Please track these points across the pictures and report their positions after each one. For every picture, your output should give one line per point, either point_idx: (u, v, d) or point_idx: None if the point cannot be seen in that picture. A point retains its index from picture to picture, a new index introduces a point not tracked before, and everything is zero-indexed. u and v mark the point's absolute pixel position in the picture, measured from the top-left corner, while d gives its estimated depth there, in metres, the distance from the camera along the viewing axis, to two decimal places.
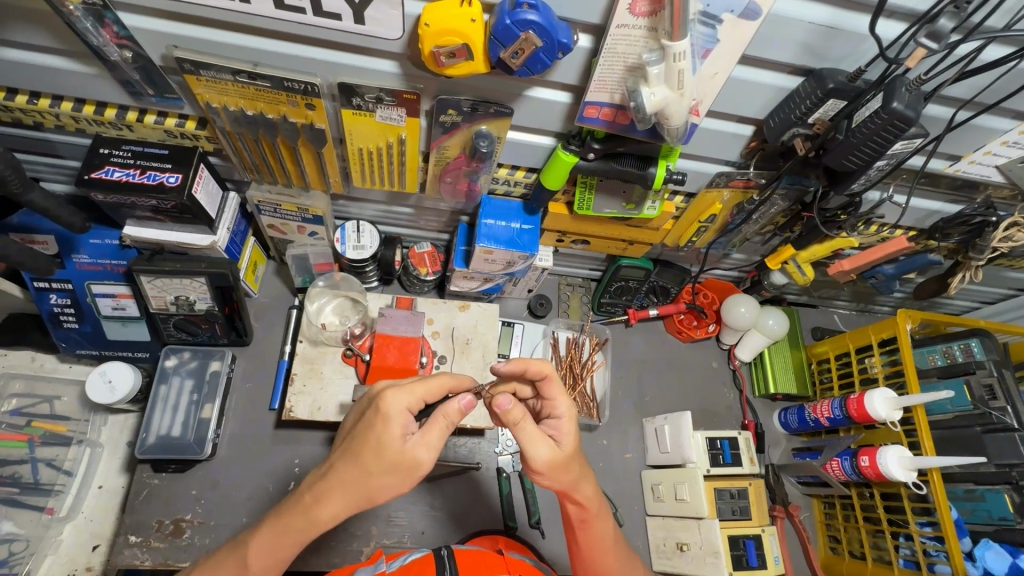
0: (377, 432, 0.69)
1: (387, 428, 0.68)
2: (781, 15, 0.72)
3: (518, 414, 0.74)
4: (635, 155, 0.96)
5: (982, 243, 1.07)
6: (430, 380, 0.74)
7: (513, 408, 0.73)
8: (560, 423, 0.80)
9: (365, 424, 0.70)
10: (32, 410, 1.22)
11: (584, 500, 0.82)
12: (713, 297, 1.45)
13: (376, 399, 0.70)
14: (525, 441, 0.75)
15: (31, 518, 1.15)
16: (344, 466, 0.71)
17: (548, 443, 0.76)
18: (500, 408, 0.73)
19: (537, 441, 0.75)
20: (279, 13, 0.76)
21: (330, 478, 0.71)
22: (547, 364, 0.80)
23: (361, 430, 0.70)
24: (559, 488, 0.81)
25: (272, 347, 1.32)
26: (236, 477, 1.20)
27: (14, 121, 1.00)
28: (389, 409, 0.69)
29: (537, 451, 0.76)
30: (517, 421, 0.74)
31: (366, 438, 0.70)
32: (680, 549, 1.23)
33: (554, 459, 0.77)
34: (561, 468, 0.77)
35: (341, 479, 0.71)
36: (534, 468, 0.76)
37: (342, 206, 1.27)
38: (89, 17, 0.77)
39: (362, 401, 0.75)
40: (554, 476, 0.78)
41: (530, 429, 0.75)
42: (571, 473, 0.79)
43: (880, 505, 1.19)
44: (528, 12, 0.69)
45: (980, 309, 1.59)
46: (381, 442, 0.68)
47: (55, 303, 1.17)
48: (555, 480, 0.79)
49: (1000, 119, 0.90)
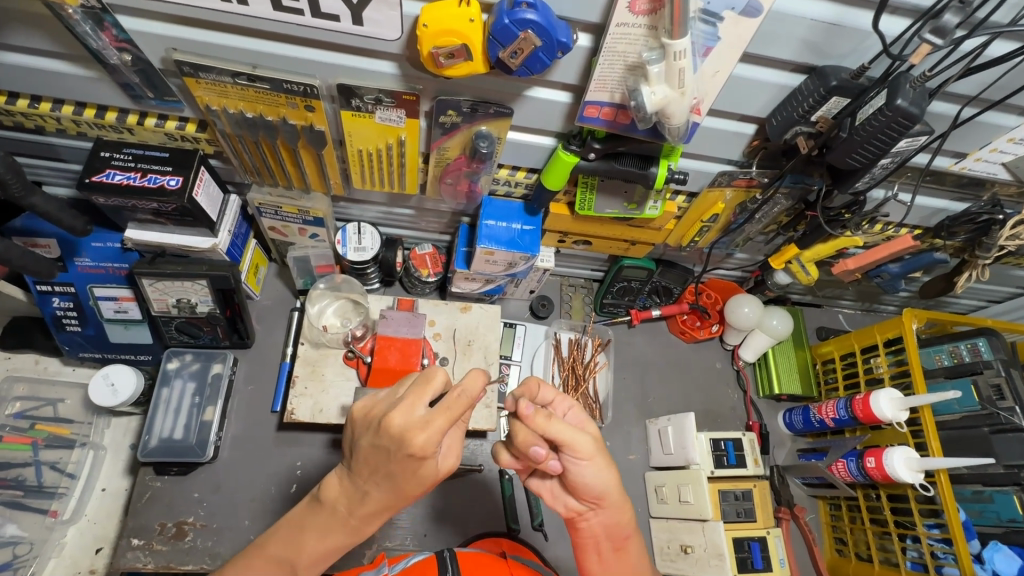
0: (414, 468, 0.66)
1: (427, 459, 0.66)
2: (782, 12, 0.71)
3: (545, 413, 0.73)
4: (636, 154, 0.95)
5: (990, 241, 1.06)
6: (454, 403, 0.66)
7: (535, 411, 0.74)
8: (574, 416, 0.84)
9: (396, 465, 0.66)
10: (37, 413, 1.22)
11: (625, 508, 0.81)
12: (715, 298, 1.45)
13: (407, 442, 0.64)
14: (571, 438, 0.73)
15: (35, 520, 1.16)
16: (381, 493, 0.70)
17: (584, 430, 0.75)
18: (524, 412, 0.73)
19: (575, 430, 0.74)
20: (277, 15, 0.76)
21: (369, 505, 0.71)
22: (536, 376, 0.83)
23: (397, 469, 0.67)
24: (609, 488, 0.78)
25: (274, 349, 1.32)
26: (239, 479, 1.20)
27: (17, 125, 1.01)
28: (425, 451, 0.64)
29: (580, 438, 0.74)
30: (552, 417, 0.72)
31: (406, 475, 0.67)
32: (684, 551, 1.22)
33: (596, 442, 0.76)
34: (606, 451, 0.77)
35: (380, 503, 0.71)
36: (585, 455, 0.74)
37: (344, 208, 1.27)
38: (88, 20, 0.78)
39: (384, 439, 0.65)
40: (604, 463, 0.77)
41: (565, 422, 0.74)
42: (611, 460, 0.79)
43: (887, 506, 1.18)
44: (527, 11, 0.68)
45: (986, 308, 1.57)
46: (420, 473, 0.67)
47: (58, 306, 1.18)
48: (607, 472, 0.77)
49: (1006, 116, 0.89)
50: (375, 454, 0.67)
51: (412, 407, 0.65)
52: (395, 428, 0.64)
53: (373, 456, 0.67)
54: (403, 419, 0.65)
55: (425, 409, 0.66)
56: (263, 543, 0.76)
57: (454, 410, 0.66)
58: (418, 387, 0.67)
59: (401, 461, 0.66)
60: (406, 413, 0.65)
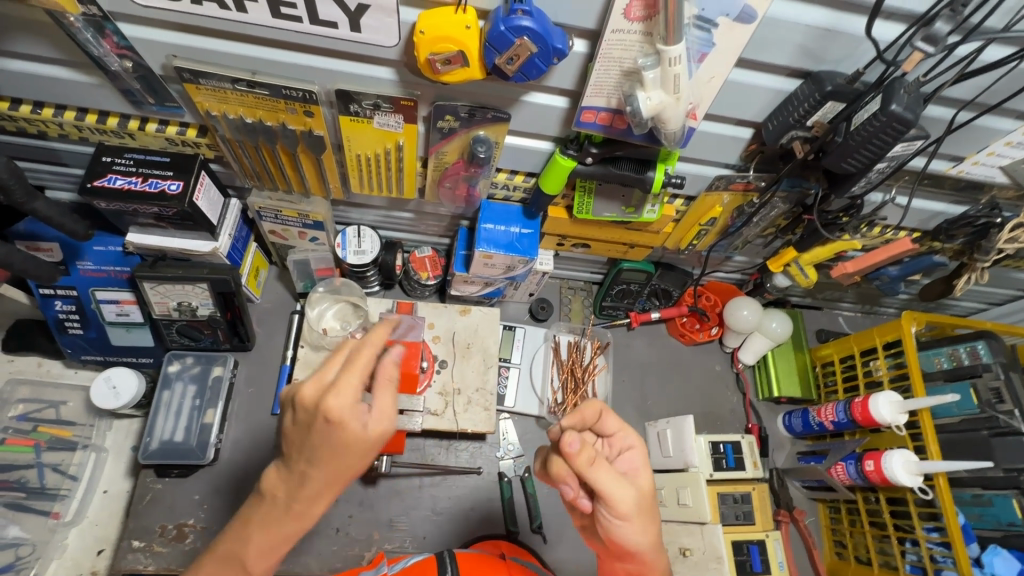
0: (335, 434, 0.61)
1: (350, 420, 0.61)
2: (776, 18, 0.72)
3: (586, 458, 0.70)
4: (633, 158, 0.95)
5: (988, 244, 1.06)
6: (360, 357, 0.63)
7: (580, 451, 0.70)
8: (631, 457, 0.80)
9: (317, 435, 0.62)
10: (39, 416, 1.23)
11: (660, 568, 0.77)
12: (714, 300, 1.45)
13: (319, 406, 0.61)
14: (608, 488, 0.70)
15: (37, 522, 1.17)
16: (316, 471, 0.64)
17: (628, 485, 0.72)
18: (568, 450, 0.70)
19: (616, 484, 0.71)
20: (275, 22, 0.77)
21: (307, 486, 0.65)
22: (600, 402, 0.81)
23: (319, 439, 0.62)
24: (645, 546, 0.74)
25: (275, 352, 1.33)
26: (240, 482, 1.20)
27: (19, 130, 1.02)
28: (340, 412, 0.61)
29: (620, 494, 0.70)
30: (591, 464, 0.70)
31: (329, 447, 0.62)
32: (682, 554, 1.18)
33: (639, 502, 0.72)
34: (647, 511, 0.72)
35: (319, 481, 0.65)
36: (621, 515, 0.71)
37: (343, 211, 1.28)
38: (89, 28, 0.79)
39: (301, 413, 0.63)
40: (643, 524, 0.73)
41: (608, 473, 0.71)
42: (653, 520, 0.74)
43: (886, 509, 1.18)
44: (523, 18, 0.69)
45: (987, 310, 1.57)
46: (344, 438, 0.62)
47: (61, 310, 1.19)
48: (643, 532, 0.73)
49: (1003, 120, 0.89)
50: (298, 431, 0.64)
51: (322, 375, 0.64)
52: (309, 398, 0.62)
53: (297, 432, 0.64)
54: (315, 388, 0.63)
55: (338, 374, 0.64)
56: (211, 551, 0.71)
57: (363, 365, 0.63)
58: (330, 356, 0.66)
59: (322, 430, 0.61)
60: (316, 383, 0.63)
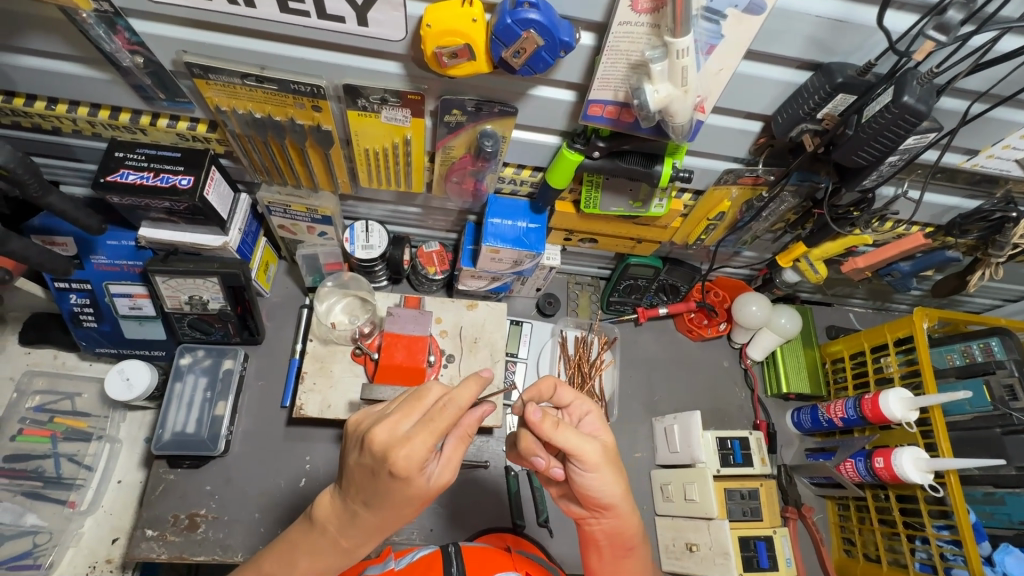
0: (400, 486, 0.69)
1: (415, 475, 0.68)
2: (785, 9, 0.71)
3: (550, 424, 0.77)
4: (641, 152, 0.95)
5: (1003, 239, 1.04)
6: (437, 419, 0.69)
7: (544, 418, 0.77)
8: (589, 421, 0.89)
9: (382, 485, 0.70)
10: (55, 407, 1.26)
11: (631, 516, 0.85)
12: (724, 296, 1.42)
13: (388, 459, 0.67)
14: (575, 446, 0.77)
15: (54, 511, 1.19)
16: (369, 513, 0.74)
17: (592, 439, 0.79)
18: (533, 418, 0.76)
19: (583, 439, 0.78)
20: (283, 17, 0.77)
21: (359, 524, 0.75)
22: (552, 376, 0.88)
23: (382, 488, 0.70)
24: (613, 496, 0.82)
25: (284, 345, 1.34)
26: (250, 473, 1.22)
27: (34, 126, 1.04)
28: (407, 469, 0.67)
29: (586, 449, 0.78)
30: (555, 427, 0.77)
31: (391, 495, 0.70)
32: (689, 549, 1.22)
33: (604, 453, 0.80)
34: (613, 463, 0.81)
35: (370, 522, 0.75)
36: (591, 466, 0.78)
37: (352, 206, 1.29)
38: (101, 24, 0.80)
39: (368, 456, 0.69)
40: (610, 474, 0.80)
41: (571, 433, 0.78)
42: (620, 471, 0.82)
43: (895, 507, 1.17)
44: (529, 11, 0.69)
45: (1002, 307, 1.55)
46: (405, 494, 0.70)
47: (75, 303, 1.21)
48: (612, 482, 0.81)
49: (1019, 113, 0.88)
50: (362, 472, 0.71)
51: (397, 423, 0.69)
52: (379, 446, 0.68)
53: (360, 473, 0.72)
54: (383, 436, 0.68)
55: (412, 424, 0.70)
56: (261, 559, 0.81)
57: (440, 427, 0.69)
58: (408, 403, 0.71)
59: (387, 480, 0.69)
60: (390, 429, 0.69)
